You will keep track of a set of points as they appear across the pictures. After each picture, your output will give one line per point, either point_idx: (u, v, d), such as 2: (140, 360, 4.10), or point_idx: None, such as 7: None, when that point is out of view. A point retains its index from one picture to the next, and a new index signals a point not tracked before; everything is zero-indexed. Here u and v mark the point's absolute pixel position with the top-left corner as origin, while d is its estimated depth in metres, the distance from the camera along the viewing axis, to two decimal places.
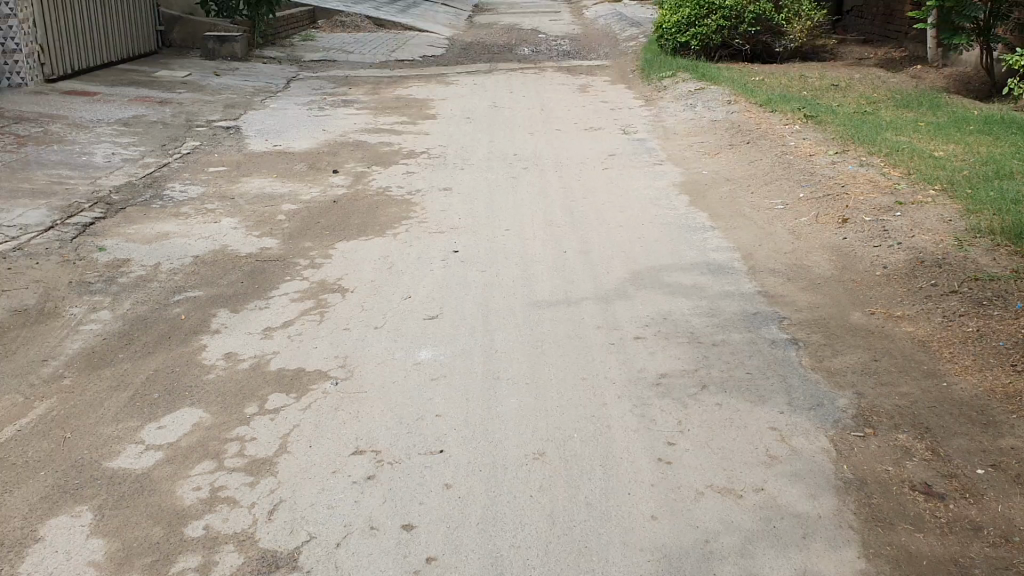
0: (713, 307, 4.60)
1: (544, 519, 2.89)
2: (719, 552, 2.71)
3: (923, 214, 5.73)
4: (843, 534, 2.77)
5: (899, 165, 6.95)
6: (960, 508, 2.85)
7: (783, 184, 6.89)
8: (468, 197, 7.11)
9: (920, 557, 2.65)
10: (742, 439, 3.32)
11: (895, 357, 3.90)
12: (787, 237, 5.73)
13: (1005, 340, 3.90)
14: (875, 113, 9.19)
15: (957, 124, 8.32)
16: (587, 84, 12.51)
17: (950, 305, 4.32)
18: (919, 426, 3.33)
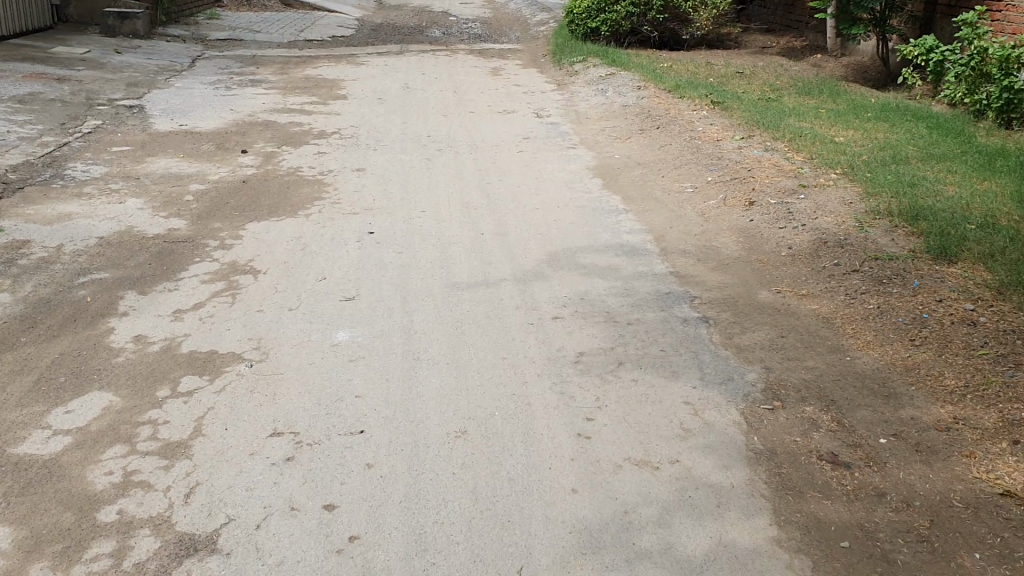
0: (628, 287, 4.68)
1: (468, 495, 2.91)
2: (638, 523, 2.78)
3: (826, 196, 5.94)
4: (755, 503, 2.87)
5: (802, 150, 7.17)
6: (864, 475, 2.97)
7: (692, 168, 7.04)
8: (381, 178, 7.06)
9: (828, 523, 2.75)
10: (658, 414, 3.40)
11: (801, 333, 4.04)
12: (697, 219, 5.86)
13: (903, 315, 4.07)
14: (779, 99, 9.46)
15: (855, 111, 8.63)
16: (499, 67, 12.54)
17: (853, 284, 4.48)
18: (824, 399, 3.46)
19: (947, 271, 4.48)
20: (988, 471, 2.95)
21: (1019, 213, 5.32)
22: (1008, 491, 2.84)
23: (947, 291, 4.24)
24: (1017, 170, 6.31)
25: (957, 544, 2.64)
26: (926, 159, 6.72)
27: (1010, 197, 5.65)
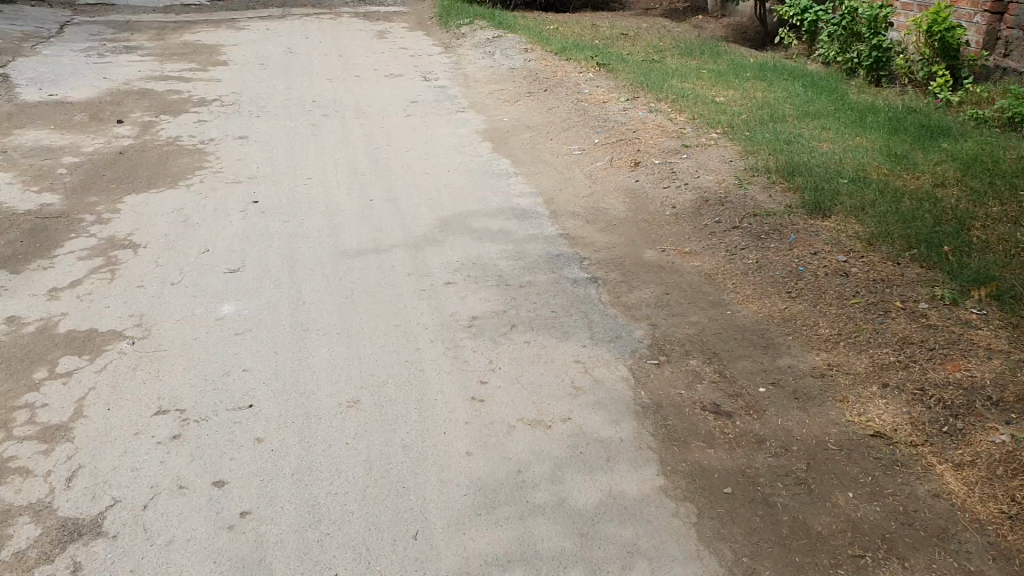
0: (519, 250, 4.71)
1: (361, 464, 2.90)
2: (532, 481, 2.82)
3: (707, 156, 6.08)
4: (643, 455, 2.96)
5: (684, 111, 7.32)
6: (745, 424, 3.09)
7: (580, 130, 7.11)
8: (266, 146, 6.90)
9: (712, 471, 2.86)
10: (549, 373, 3.45)
11: (685, 290, 4.15)
12: (585, 181, 5.93)
13: (781, 270, 4.22)
14: (662, 60, 9.62)
15: (735, 71, 8.85)
16: (385, 30, 12.34)
17: (733, 240, 4.62)
18: (707, 353, 3.57)
19: (821, 225, 4.65)
20: (859, 415, 3.07)
21: (888, 167, 5.55)
22: (877, 432, 2.97)
23: (821, 245, 4.41)
24: (886, 126, 6.57)
25: (832, 485, 2.76)
26: (801, 117, 6.94)
27: (880, 152, 5.89)
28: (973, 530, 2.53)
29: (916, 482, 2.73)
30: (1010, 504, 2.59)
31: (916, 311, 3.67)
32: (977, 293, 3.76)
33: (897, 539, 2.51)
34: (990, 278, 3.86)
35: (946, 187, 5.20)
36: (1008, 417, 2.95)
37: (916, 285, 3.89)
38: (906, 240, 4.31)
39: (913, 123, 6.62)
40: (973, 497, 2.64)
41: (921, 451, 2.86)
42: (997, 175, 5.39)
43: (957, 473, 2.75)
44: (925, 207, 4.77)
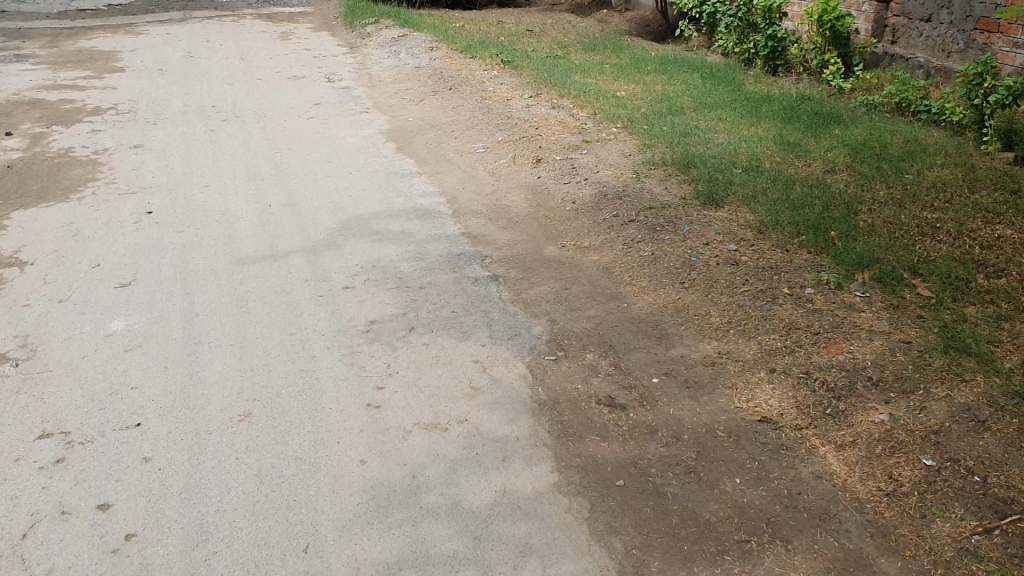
0: (420, 251, 4.68)
1: (252, 479, 2.85)
2: (426, 485, 2.81)
3: (607, 150, 6.15)
4: (538, 452, 2.96)
5: (586, 106, 7.38)
6: (638, 415, 3.13)
7: (483, 128, 7.11)
8: (162, 154, 6.73)
9: (605, 464, 2.89)
10: (447, 375, 3.43)
11: (583, 285, 4.18)
12: (487, 179, 5.93)
13: (675, 261, 4.28)
14: (566, 55, 9.68)
15: (636, 64, 8.95)
16: (289, 31, 12.16)
17: (630, 233, 4.67)
18: (603, 346, 3.60)
19: (714, 216, 4.74)
20: (747, 401, 3.14)
21: (780, 156, 5.67)
22: (764, 417, 3.04)
23: (713, 235, 4.49)
24: (780, 115, 6.72)
25: (721, 472, 2.81)
26: (699, 109, 7.06)
27: (773, 141, 6.02)
28: (852, 508, 2.60)
29: (800, 465, 2.80)
30: (887, 481, 2.67)
31: (803, 297, 3.76)
32: (860, 276, 3.87)
33: (780, 522, 2.57)
34: (873, 261, 3.98)
35: (835, 173, 5.34)
36: (887, 396, 3.04)
37: (803, 271, 3.99)
38: (794, 227, 4.42)
39: (805, 111, 6.79)
40: (854, 476, 2.72)
41: (805, 434, 2.94)
42: (884, 159, 5.55)
43: (839, 454, 2.83)
44: (814, 193, 4.89)
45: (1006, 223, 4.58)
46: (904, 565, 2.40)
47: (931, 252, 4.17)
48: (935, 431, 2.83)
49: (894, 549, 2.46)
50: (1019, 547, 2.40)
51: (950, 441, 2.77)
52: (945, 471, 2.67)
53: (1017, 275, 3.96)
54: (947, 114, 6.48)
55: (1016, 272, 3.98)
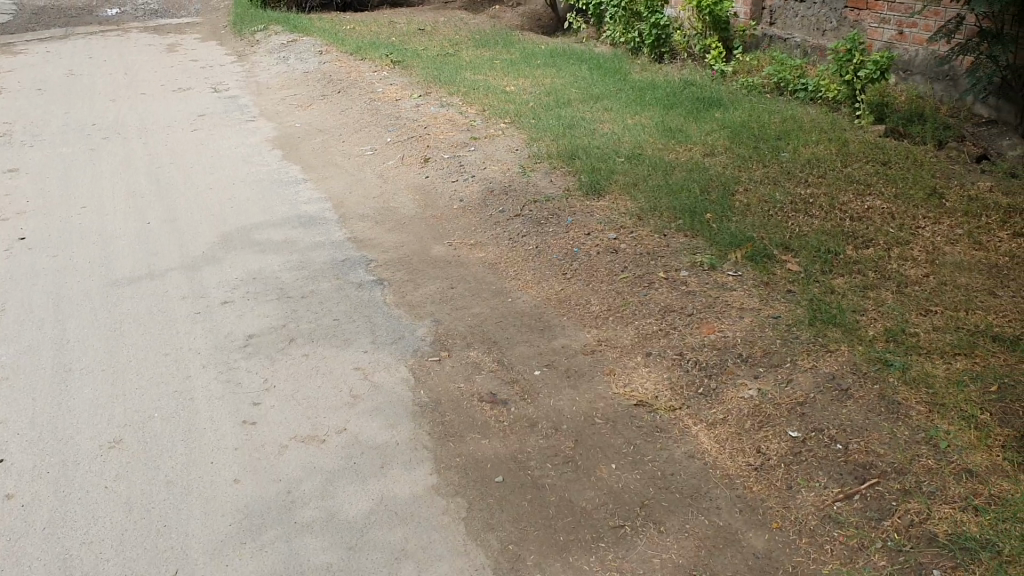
0: (303, 260, 4.59)
1: (120, 508, 2.76)
2: (301, 500, 2.75)
3: (494, 146, 6.15)
4: (418, 455, 2.93)
5: (475, 103, 7.36)
6: (519, 409, 3.12)
7: (372, 130, 7.04)
8: (38, 177, 6.50)
9: (485, 461, 2.87)
10: (327, 384, 3.37)
11: (469, 282, 4.17)
12: (374, 181, 5.86)
13: (557, 254, 4.30)
14: (457, 53, 9.65)
15: (526, 59, 8.98)
16: (176, 42, 11.87)
17: (516, 228, 4.68)
18: (487, 342, 3.59)
19: (596, 206, 4.78)
20: (624, 386, 3.18)
21: (662, 142, 5.75)
22: (640, 401, 3.08)
23: (596, 225, 4.52)
24: (664, 102, 6.80)
25: (598, 458, 2.83)
26: (586, 100, 7.11)
27: (656, 128, 6.09)
28: (723, 486, 2.66)
29: (673, 446, 2.85)
30: (756, 456, 2.74)
31: (678, 280, 3.82)
32: (734, 256, 3.95)
33: (654, 505, 2.61)
34: (747, 240, 4.07)
35: (714, 156, 5.44)
36: (756, 371, 3.12)
37: (680, 255, 4.06)
38: (673, 213, 4.48)
39: (687, 97, 6.90)
40: (725, 453, 2.78)
41: (679, 415, 2.99)
42: (761, 139, 5.67)
43: (711, 432, 2.88)
44: (693, 176, 4.97)
45: (876, 193, 4.73)
46: (770, 538, 2.46)
47: (803, 226, 4.27)
48: (801, 403, 2.91)
49: (762, 522, 2.51)
50: (877, 510, 2.47)
51: (815, 411, 2.86)
52: (810, 441, 2.75)
53: (883, 244, 4.09)
54: (823, 91, 6.66)
55: (883, 241, 4.11)
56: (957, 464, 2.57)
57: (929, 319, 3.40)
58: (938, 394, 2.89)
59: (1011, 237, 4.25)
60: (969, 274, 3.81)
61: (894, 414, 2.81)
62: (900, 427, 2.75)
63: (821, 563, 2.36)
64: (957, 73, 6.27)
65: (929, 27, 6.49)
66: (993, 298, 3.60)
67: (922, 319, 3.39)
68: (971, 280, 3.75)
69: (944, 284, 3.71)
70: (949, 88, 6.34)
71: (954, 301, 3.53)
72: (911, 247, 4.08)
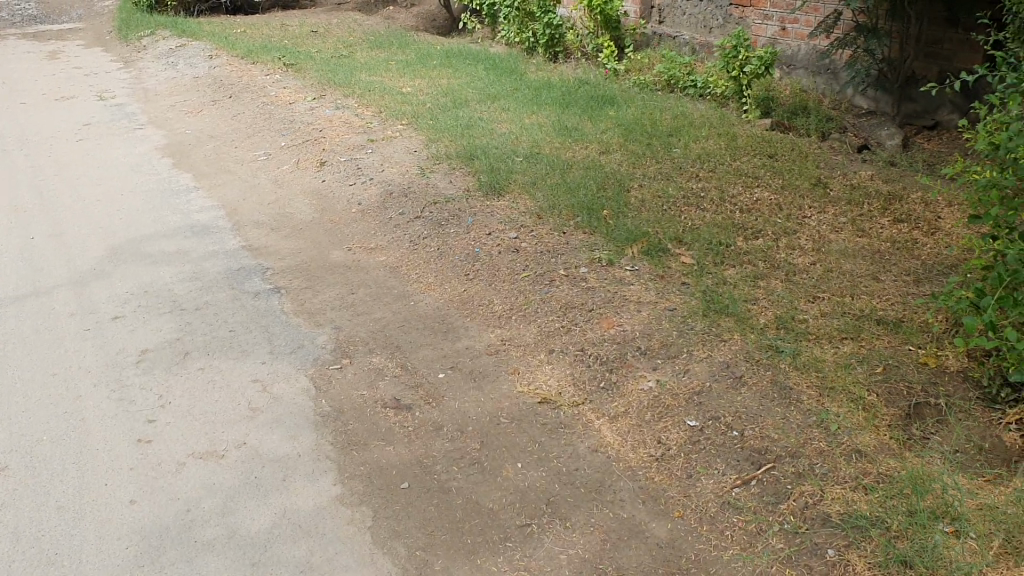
0: (196, 271, 4.47)
1: (9, 537, 2.64)
2: (201, 518, 2.68)
3: (391, 148, 6.10)
4: (321, 466, 2.89)
5: (371, 105, 7.30)
6: (424, 413, 3.11)
7: (266, 134, 6.91)
8: None
9: (389, 468, 2.85)
10: (224, 397, 3.29)
11: (369, 287, 4.13)
12: (269, 187, 5.75)
13: (458, 254, 4.30)
14: (352, 55, 9.55)
15: (422, 59, 8.95)
16: (57, 49, 11.42)
17: (416, 231, 4.65)
18: (389, 347, 3.57)
19: (496, 205, 4.79)
20: (528, 384, 3.20)
21: (559, 141, 5.81)
22: (543, 398, 3.10)
23: (496, 225, 4.54)
24: (560, 101, 6.87)
25: (503, 458, 2.84)
26: (482, 100, 7.13)
27: (552, 127, 6.14)
28: (625, 477, 2.70)
29: (576, 441, 2.88)
30: (657, 447, 2.80)
31: (578, 277, 3.87)
32: (630, 251, 4.03)
33: (559, 501, 2.63)
34: (642, 235, 4.14)
35: (610, 152, 5.52)
36: (655, 362, 3.18)
37: (580, 251, 4.11)
38: (571, 210, 4.53)
39: (583, 95, 6.98)
40: (626, 445, 2.83)
41: (582, 410, 3.03)
42: (654, 135, 5.78)
43: (613, 426, 2.93)
44: (590, 174, 5.03)
45: (764, 185, 4.87)
46: (672, 527, 2.51)
47: (697, 220, 4.37)
48: (698, 392, 2.99)
49: (664, 512, 2.56)
50: (773, 494, 2.55)
51: (711, 400, 2.93)
52: (707, 430, 2.82)
53: (772, 234, 4.22)
54: (711, 88, 6.83)
55: (772, 232, 4.24)
56: (847, 446, 2.68)
57: (816, 305, 3.52)
58: (826, 377, 3.00)
59: (892, 224, 4.43)
60: (853, 260, 3.96)
61: (786, 399, 2.91)
62: (793, 412, 2.85)
63: (722, 549, 2.41)
64: (837, 67, 6.54)
65: (810, 23, 6.74)
66: (876, 283, 3.74)
67: (810, 306, 3.51)
68: (856, 266, 3.90)
69: (830, 270, 3.85)
70: (830, 81, 6.60)
71: (840, 287, 3.67)
72: (798, 236, 4.22)
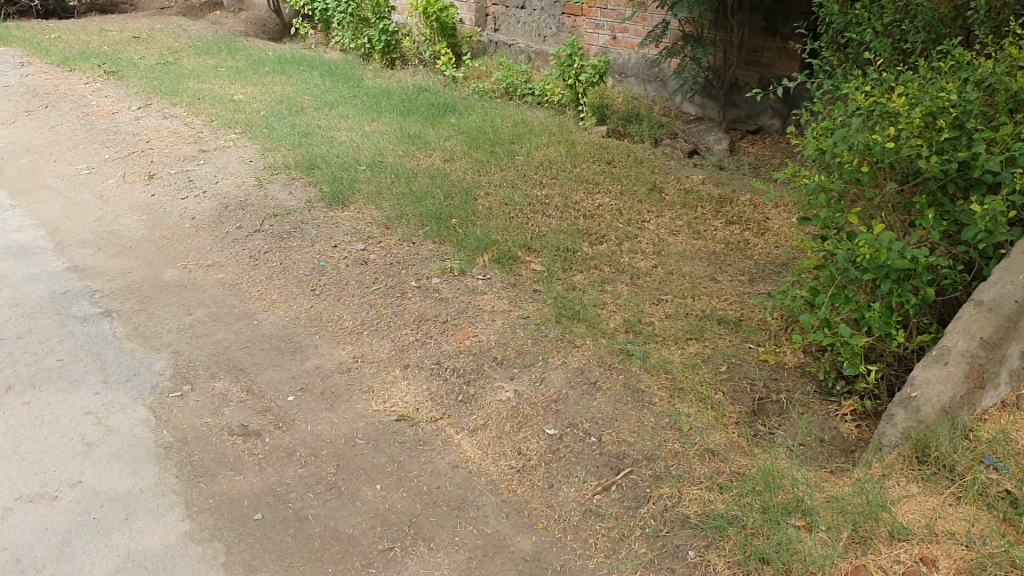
0: (15, 296, 4.14)
1: None
2: (33, 568, 2.47)
3: (225, 159, 5.86)
4: (166, 501, 2.72)
5: (201, 113, 6.99)
6: (275, 438, 2.98)
7: (87, 146, 6.49)
8: None
9: (241, 498, 2.71)
10: (54, 433, 3.05)
11: (209, 306, 3.94)
12: (94, 203, 5.40)
13: (303, 269, 4.17)
14: (177, 61, 9.13)
15: (253, 65, 8.66)
16: None
17: (256, 245, 4.48)
18: (233, 369, 3.41)
19: (340, 217, 4.68)
20: (383, 402, 3.12)
21: (401, 149, 5.74)
22: (400, 416, 3.04)
23: (341, 237, 4.43)
24: (400, 108, 6.79)
25: (361, 481, 2.75)
26: (319, 108, 6.96)
27: (394, 134, 6.06)
28: (487, 492, 2.68)
29: (436, 458, 2.83)
30: (517, 458, 2.79)
31: (429, 288, 3.82)
32: (481, 260, 4.01)
33: (421, 522, 2.58)
34: (491, 243, 4.14)
35: (454, 160, 5.49)
36: (511, 373, 3.18)
37: (428, 262, 4.06)
38: (418, 220, 4.48)
39: (422, 102, 6.93)
40: (486, 459, 2.81)
41: (440, 425, 2.99)
42: (496, 142, 5.80)
43: (472, 439, 2.90)
44: (434, 182, 4.98)
45: (604, 191, 4.97)
46: (537, 539, 2.50)
47: (543, 227, 4.41)
48: (555, 400, 3.00)
49: (528, 524, 2.55)
50: (633, 498, 2.58)
51: (568, 407, 2.96)
52: (566, 438, 2.83)
53: (615, 239, 4.30)
54: (549, 95, 6.92)
55: (616, 236, 4.33)
56: (700, 446, 2.75)
57: (662, 307, 3.61)
58: (676, 379, 3.07)
59: (725, 225, 4.61)
60: (693, 262, 4.09)
61: (639, 402, 2.96)
62: (647, 414, 2.90)
63: (586, 557, 2.42)
64: (665, 75, 6.78)
65: (639, 32, 6.94)
66: (715, 284, 3.88)
67: (656, 309, 3.60)
68: (694, 267, 4.02)
69: (671, 272, 3.96)
70: (660, 88, 6.84)
71: (682, 288, 3.78)
72: (640, 240, 4.32)
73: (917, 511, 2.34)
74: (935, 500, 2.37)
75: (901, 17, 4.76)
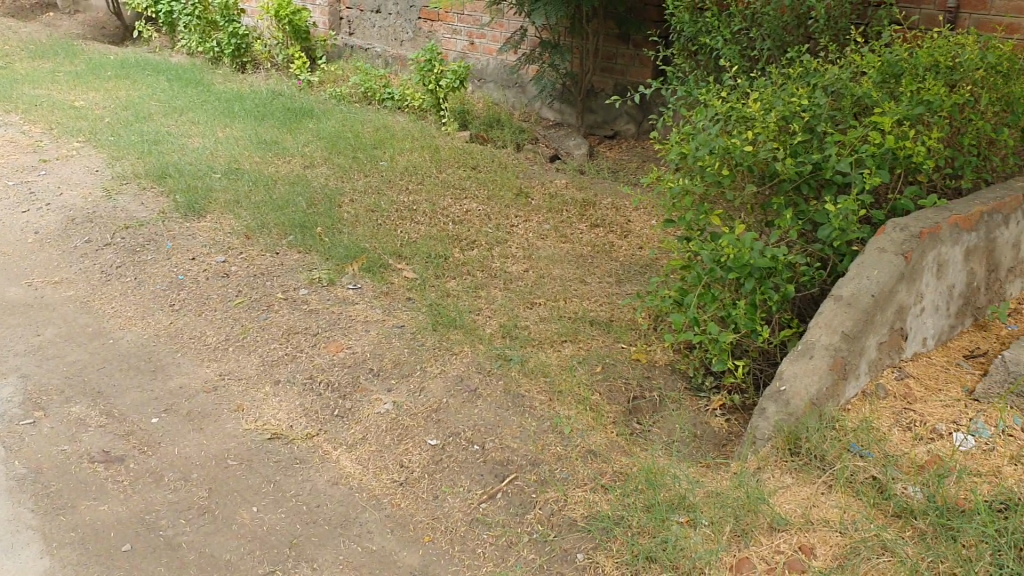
0: None
1: None
2: None
3: (69, 168, 5.54)
4: (22, 538, 2.53)
5: (39, 120, 6.58)
6: (140, 463, 2.83)
7: None
8: None
9: (106, 529, 2.55)
10: None
11: (60, 326, 3.71)
12: None
13: (160, 283, 3.98)
14: (9, 65, 8.56)
15: (93, 70, 8.21)
16: None
17: (108, 259, 4.25)
18: (90, 392, 3.21)
19: (198, 227, 4.50)
20: (255, 420, 3.01)
21: (258, 156, 5.56)
22: (274, 433, 2.94)
23: (200, 248, 4.25)
24: (255, 113, 6.59)
25: (237, 504, 2.64)
26: (168, 114, 6.67)
27: (250, 141, 5.87)
28: (371, 507, 2.62)
29: (315, 475, 2.75)
30: (400, 471, 2.75)
31: (297, 300, 3.72)
32: (350, 268, 3.93)
33: (303, 542, 2.50)
34: (360, 252, 4.06)
35: (315, 167, 5.37)
36: (388, 384, 3.13)
37: (294, 273, 3.95)
38: (281, 229, 4.35)
39: (279, 107, 6.74)
40: (367, 473, 2.75)
41: (316, 442, 2.90)
42: (358, 148, 5.71)
43: (351, 454, 2.84)
44: (296, 189, 4.85)
45: (471, 196, 4.96)
46: (424, 552, 2.46)
47: (411, 233, 4.36)
48: (435, 410, 2.97)
49: (414, 538, 2.51)
50: (519, 504, 2.58)
51: (449, 416, 2.93)
52: (449, 447, 2.81)
53: (485, 244, 4.30)
54: (409, 100, 6.86)
55: (485, 241, 4.32)
56: (582, 448, 2.77)
57: (535, 311, 3.63)
58: (554, 382, 3.09)
59: (590, 228, 4.68)
60: (562, 265, 4.13)
61: (520, 407, 2.97)
62: (528, 419, 2.91)
63: (476, 567, 2.40)
64: (524, 81, 6.85)
65: (496, 38, 6.98)
66: (584, 286, 3.93)
67: (529, 312, 3.61)
68: (564, 271, 4.06)
69: (542, 276, 4.00)
70: (519, 94, 6.92)
71: (553, 292, 3.82)
72: (509, 245, 4.33)
73: (792, 501, 2.44)
74: (808, 490, 2.48)
75: (748, 26, 4.96)
